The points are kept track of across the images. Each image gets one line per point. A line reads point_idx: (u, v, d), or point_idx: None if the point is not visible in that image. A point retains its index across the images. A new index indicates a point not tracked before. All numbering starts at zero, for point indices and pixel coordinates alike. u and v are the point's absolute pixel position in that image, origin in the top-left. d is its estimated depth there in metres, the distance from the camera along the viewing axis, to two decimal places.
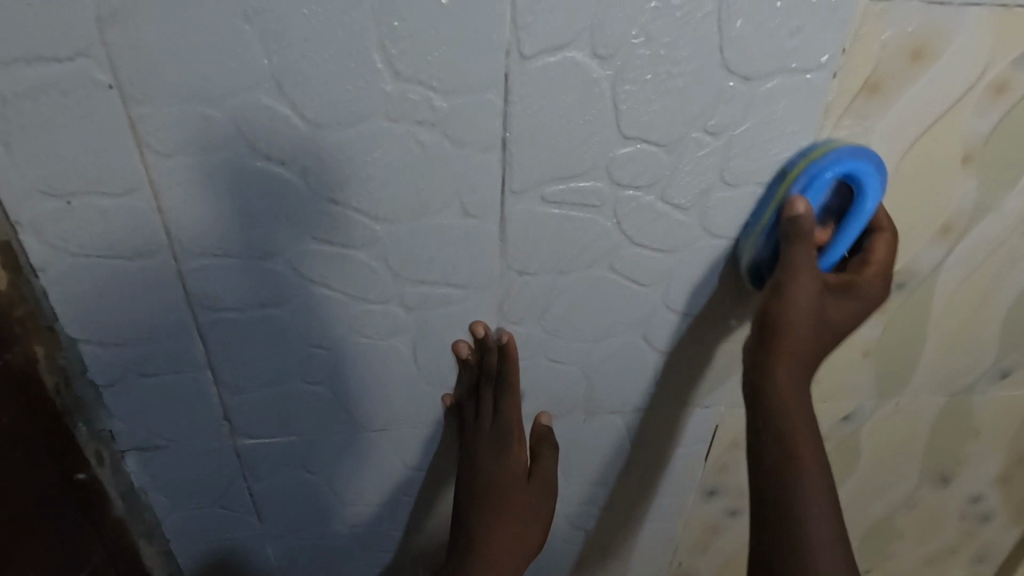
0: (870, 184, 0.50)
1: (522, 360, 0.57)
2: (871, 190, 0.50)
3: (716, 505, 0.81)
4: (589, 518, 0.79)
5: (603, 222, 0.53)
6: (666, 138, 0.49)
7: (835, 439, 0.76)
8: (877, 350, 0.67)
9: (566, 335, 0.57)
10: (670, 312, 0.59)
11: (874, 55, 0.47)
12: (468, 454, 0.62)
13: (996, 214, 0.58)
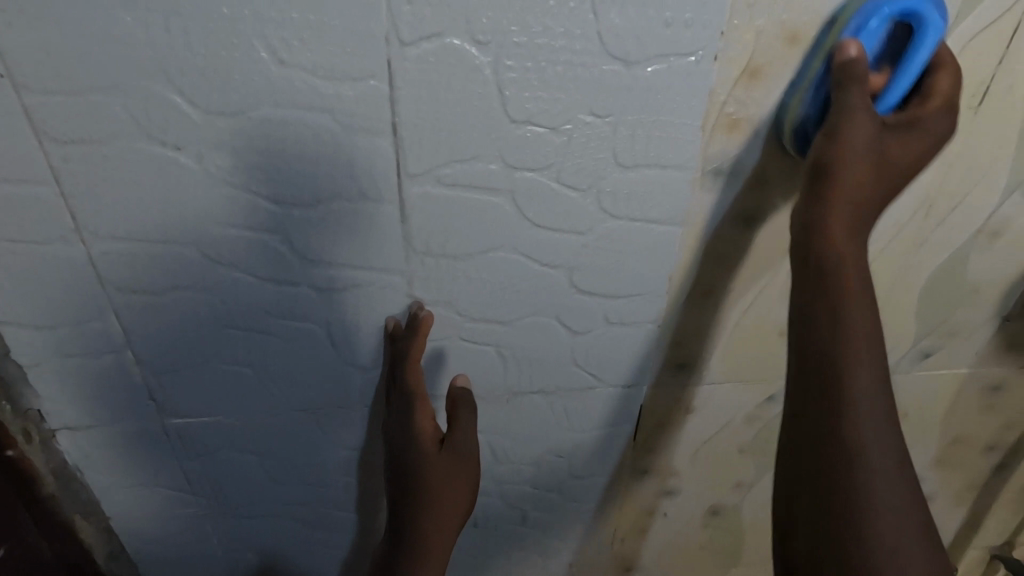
0: (932, 20, 0.46)
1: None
2: (932, 33, 0.46)
3: (650, 485, 0.83)
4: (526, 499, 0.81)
5: (502, 203, 0.55)
6: (554, 123, 0.51)
7: (763, 421, 0.78)
8: (792, 332, 0.69)
9: (482, 124, 0.49)
10: (578, 291, 0.61)
11: (751, 39, 0.49)
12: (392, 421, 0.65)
13: (895, 195, 0.59)
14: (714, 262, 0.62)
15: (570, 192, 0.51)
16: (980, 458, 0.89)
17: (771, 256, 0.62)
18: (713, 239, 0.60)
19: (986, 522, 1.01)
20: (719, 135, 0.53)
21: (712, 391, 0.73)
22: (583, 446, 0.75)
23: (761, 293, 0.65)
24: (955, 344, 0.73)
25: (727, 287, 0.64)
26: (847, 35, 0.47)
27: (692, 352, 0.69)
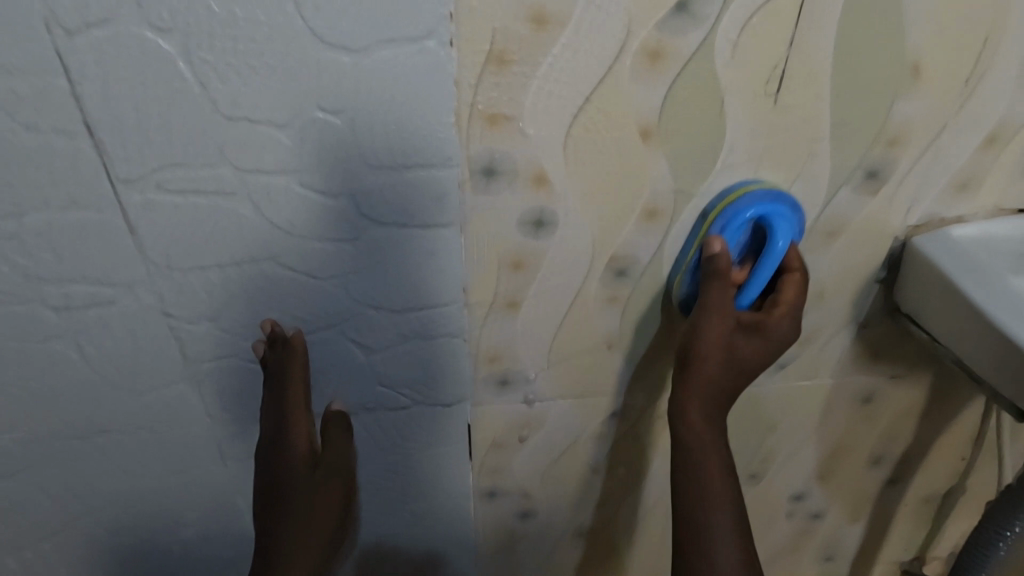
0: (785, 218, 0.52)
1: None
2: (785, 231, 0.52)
3: (504, 507, 0.77)
4: (366, 522, 0.76)
5: (242, 211, 0.49)
6: (278, 118, 0.45)
7: (613, 439, 0.72)
8: (622, 344, 0.63)
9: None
10: (361, 304, 0.56)
11: (487, 18, 0.42)
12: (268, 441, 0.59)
13: (704, 192, 0.53)
14: (512, 270, 0.56)
15: (424, 327, 0.55)
16: (869, 470, 0.83)
17: (576, 262, 0.56)
18: (502, 244, 0.54)
19: (892, 535, 0.94)
20: (479, 129, 0.47)
21: (549, 410, 0.67)
22: (410, 465, 0.70)
23: (577, 304, 0.59)
24: (813, 353, 0.67)
25: (534, 297, 0.58)
26: (714, 230, 0.53)
27: (513, 367, 0.63)
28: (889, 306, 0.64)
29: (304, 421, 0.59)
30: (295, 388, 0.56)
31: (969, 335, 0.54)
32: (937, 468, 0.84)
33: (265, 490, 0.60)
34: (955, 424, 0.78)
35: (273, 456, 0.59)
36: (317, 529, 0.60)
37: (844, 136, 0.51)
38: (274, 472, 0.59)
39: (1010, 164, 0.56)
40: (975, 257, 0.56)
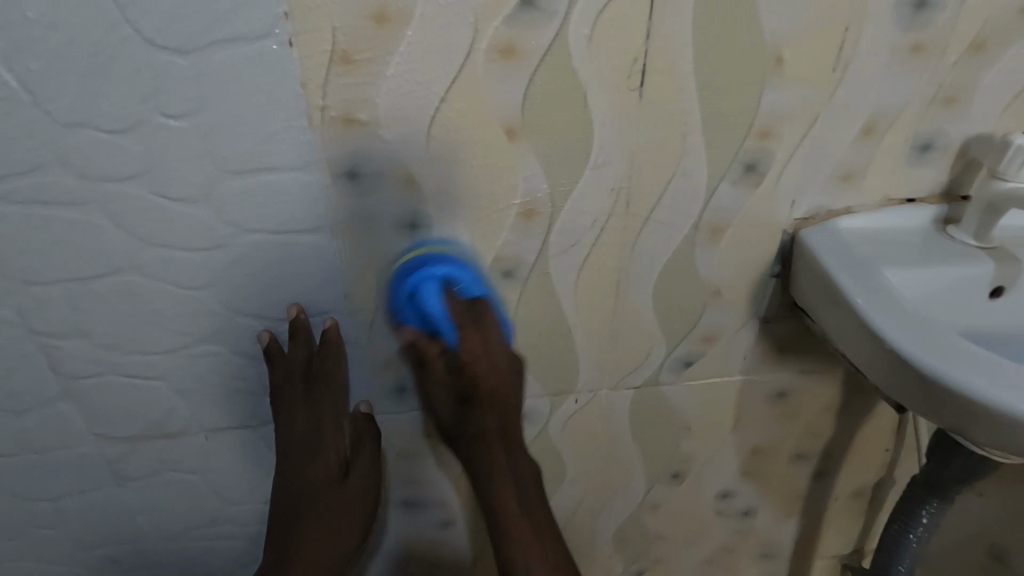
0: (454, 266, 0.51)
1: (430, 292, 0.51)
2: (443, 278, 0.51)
3: (422, 517, 0.75)
4: None
5: (98, 221, 0.48)
6: (120, 125, 0.44)
7: (525, 445, 0.70)
8: (519, 348, 0.62)
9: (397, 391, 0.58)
10: (239, 314, 0.54)
11: (325, 17, 0.41)
12: (303, 450, 0.61)
13: (581, 191, 0.52)
14: (393, 276, 0.54)
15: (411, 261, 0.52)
16: (794, 467, 0.82)
17: None
18: (378, 250, 0.52)
19: (828, 531, 0.94)
20: (334, 132, 0.46)
21: None
22: None
23: None
24: (718, 351, 0.67)
25: None
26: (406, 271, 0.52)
27: (408, 375, 0.61)
28: (787, 301, 0.63)
29: (333, 424, 0.61)
30: (324, 393, 0.59)
31: (842, 327, 0.54)
32: (863, 460, 0.84)
33: (296, 488, 0.61)
34: (873, 416, 0.78)
35: (309, 455, 0.61)
36: (341, 527, 0.63)
37: (715, 130, 0.51)
38: (302, 477, 0.61)
39: (890, 153, 0.56)
40: (857, 248, 0.56)
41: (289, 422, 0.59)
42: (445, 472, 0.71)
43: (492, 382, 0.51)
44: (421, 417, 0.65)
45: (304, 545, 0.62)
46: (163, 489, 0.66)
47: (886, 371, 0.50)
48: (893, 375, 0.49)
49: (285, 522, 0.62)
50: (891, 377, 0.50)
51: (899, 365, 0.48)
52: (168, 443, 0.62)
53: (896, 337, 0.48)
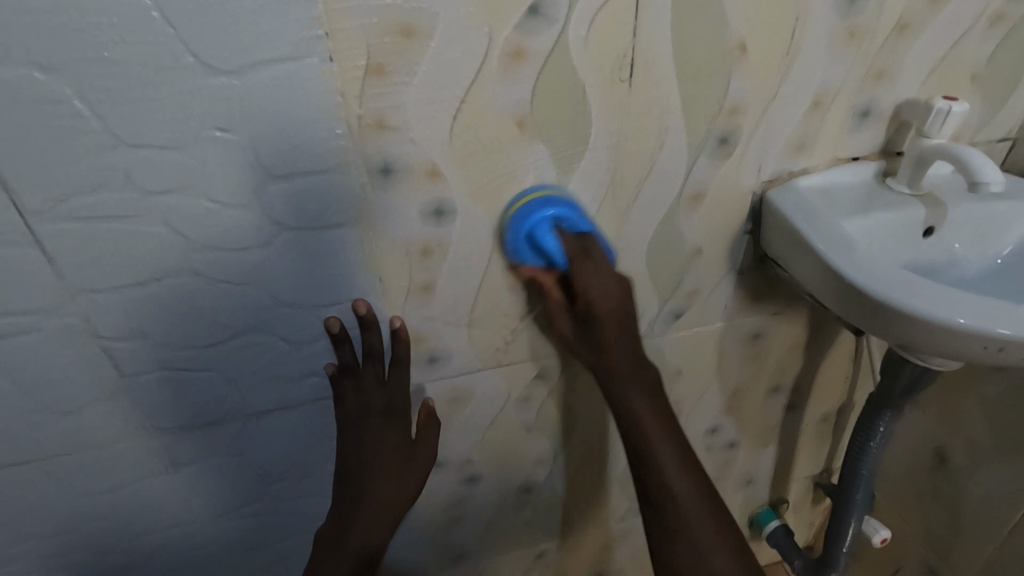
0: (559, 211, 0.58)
1: (545, 231, 0.58)
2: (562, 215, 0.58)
3: (448, 476, 0.84)
4: (320, 511, 0.81)
5: (155, 229, 0.52)
6: (177, 140, 0.48)
7: (538, 401, 0.79)
8: (532, 315, 0.70)
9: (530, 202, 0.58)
10: (284, 304, 0.60)
11: (360, 37, 0.47)
12: (378, 415, 0.64)
13: (581, 172, 0.60)
14: (421, 258, 0.61)
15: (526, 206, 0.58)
16: (769, 400, 0.94)
17: (478, 245, 0.62)
18: (408, 236, 0.59)
19: (800, 455, 1.07)
20: (368, 135, 0.52)
21: (476, 383, 0.74)
22: None
23: (485, 283, 0.65)
24: (701, 302, 0.76)
25: (445, 281, 0.63)
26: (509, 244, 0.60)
27: (435, 348, 0.69)
28: (758, 254, 0.73)
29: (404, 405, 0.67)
30: (401, 369, 0.65)
31: (808, 271, 0.64)
32: (827, 389, 0.97)
33: (365, 449, 0.64)
34: (833, 349, 0.90)
35: (382, 423, 0.65)
36: (395, 501, 0.63)
37: (692, 111, 0.60)
38: (375, 441, 0.64)
39: (836, 122, 0.65)
40: (815, 204, 0.65)
41: (366, 390, 0.64)
42: (469, 433, 0.79)
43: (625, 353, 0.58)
44: (447, 384, 0.73)
45: (375, 489, 0.63)
46: (214, 472, 0.72)
47: (846, 303, 0.60)
48: (852, 306, 0.60)
49: (358, 470, 0.64)
50: (850, 308, 0.60)
51: (853, 298, 0.59)
52: (220, 428, 0.68)
53: (851, 274, 0.58)
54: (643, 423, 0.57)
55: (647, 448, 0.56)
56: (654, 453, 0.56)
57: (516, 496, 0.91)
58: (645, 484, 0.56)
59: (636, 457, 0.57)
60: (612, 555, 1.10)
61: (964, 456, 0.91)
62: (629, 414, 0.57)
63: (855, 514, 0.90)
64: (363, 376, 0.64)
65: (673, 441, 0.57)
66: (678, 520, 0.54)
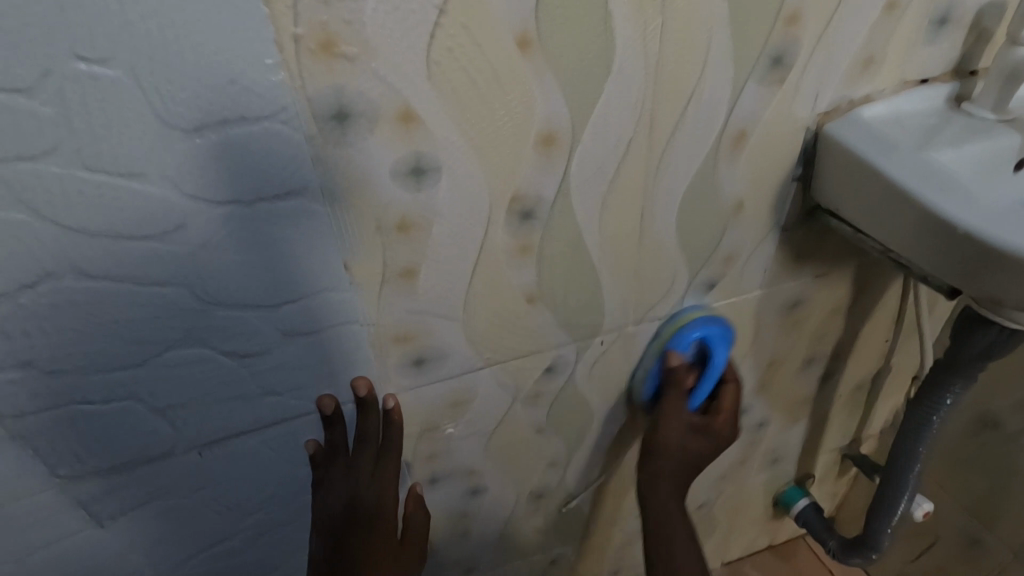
0: None
1: None
2: None
3: (448, 492, 0.71)
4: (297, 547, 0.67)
5: (17, 215, 0.37)
6: (25, 80, 0.33)
7: (551, 398, 0.66)
8: (542, 297, 0.56)
9: None
10: (220, 308, 0.45)
11: None
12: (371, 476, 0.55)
13: (602, 109, 0.46)
14: (398, 234, 0.46)
15: (687, 324, 0.64)
16: (804, 372, 0.83)
17: (473, 213, 0.47)
18: (380, 206, 0.44)
19: (831, 427, 0.97)
20: (313, 64, 0.37)
21: (476, 384, 0.60)
22: None
23: (482, 261, 0.51)
24: (740, 268, 0.64)
25: (433, 262, 0.49)
26: None
27: (424, 346, 0.55)
28: (807, 205, 0.61)
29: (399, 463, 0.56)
30: (395, 459, 0.55)
31: (891, 218, 0.51)
32: (865, 355, 0.86)
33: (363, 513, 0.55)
34: (877, 310, 0.79)
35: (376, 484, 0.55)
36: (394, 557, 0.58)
37: (741, 20, 0.46)
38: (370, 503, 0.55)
39: (909, 32, 0.52)
40: (888, 136, 0.53)
41: (353, 479, 0.54)
42: (470, 441, 0.66)
43: (678, 429, 0.63)
44: (442, 388, 0.59)
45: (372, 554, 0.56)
46: (157, 519, 0.57)
47: (944, 254, 0.48)
48: (953, 257, 0.47)
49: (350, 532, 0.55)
50: (950, 261, 0.48)
51: (959, 247, 0.46)
52: (156, 470, 0.53)
53: (958, 218, 0.46)
54: (656, 470, 0.63)
55: (670, 550, 0.59)
56: (670, 556, 0.59)
57: (527, 503, 0.79)
58: (656, 546, 0.60)
59: (659, 529, 0.61)
60: (631, 550, 1.00)
61: (1017, 421, 0.82)
62: (651, 473, 0.63)
63: (907, 489, 0.81)
64: (351, 464, 0.54)
65: (684, 526, 0.61)
66: (669, 532, 0.60)
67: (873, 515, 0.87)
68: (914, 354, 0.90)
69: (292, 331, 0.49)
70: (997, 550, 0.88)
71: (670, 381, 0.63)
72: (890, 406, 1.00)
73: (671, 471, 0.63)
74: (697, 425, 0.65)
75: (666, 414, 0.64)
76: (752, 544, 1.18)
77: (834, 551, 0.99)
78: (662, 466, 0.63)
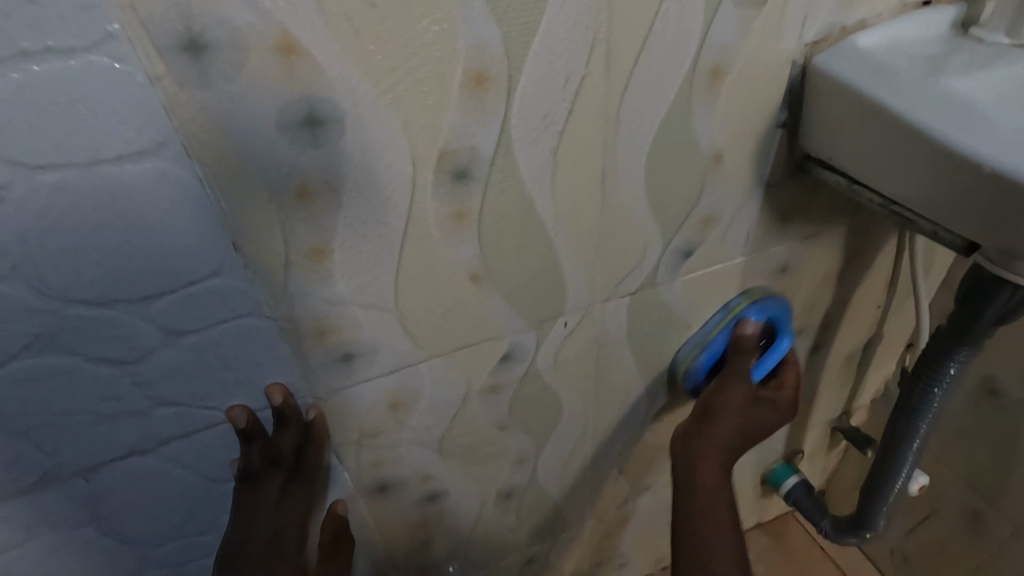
0: None
1: None
2: None
3: (402, 499, 0.63)
4: None
5: None
6: None
7: (510, 390, 0.58)
8: (491, 274, 0.48)
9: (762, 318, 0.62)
10: (73, 305, 0.36)
11: None
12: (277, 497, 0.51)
13: (545, 37, 0.37)
14: (298, 203, 0.37)
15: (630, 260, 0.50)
16: (792, 345, 0.76)
17: (393, 173, 0.39)
18: (269, 169, 0.35)
19: (820, 401, 0.91)
20: None
21: (422, 377, 0.52)
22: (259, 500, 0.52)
23: (411, 233, 0.42)
24: (720, 232, 0.56)
25: (349, 236, 0.40)
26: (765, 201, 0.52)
27: (352, 338, 0.46)
28: (795, 156, 0.53)
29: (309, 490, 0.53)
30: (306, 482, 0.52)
31: (899, 160, 0.43)
32: (856, 322, 0.80)
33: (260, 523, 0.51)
34: (870, 273, 0.72)
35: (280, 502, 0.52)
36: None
37: None
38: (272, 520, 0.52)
39: None
40: (889, 66, 0.45)
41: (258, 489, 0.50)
42: (422, 442, 0.58)
43: (728, 429, 0.55)
44: (382, 384, 0.51)
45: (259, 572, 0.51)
46: (47, 554, 0.49)
47: (966, 199, 0.40)
48: (977, 202, 0.40)
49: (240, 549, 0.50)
50: (974, 206, 0.40)
51: (987, 190, 0.38)
52: (32, 499, 0.44)
53: (984, 152, 0.38)
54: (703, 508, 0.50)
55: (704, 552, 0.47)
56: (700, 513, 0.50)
57: (496, 505, 0.71)
58: (685, 502, 0.52)
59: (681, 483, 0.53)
60: (613, 541, 0.94)
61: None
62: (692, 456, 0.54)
63: (907, 466, 0.75)
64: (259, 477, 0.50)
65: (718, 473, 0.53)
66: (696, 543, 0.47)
67: (869, 494, 0.81)
68: (907, 320, 0.84)
69: (177, 330, 0.40)
70: (997, 521, 0.85)
71: (733, 347, 0.60)
72: (881, 376, 0.94)
73: (707, 484, 0.52)
74: (763, 396, 0.58)
75: (726, 381, 0.58)
76: (741, 525, 1.13)
77: (826, 531, 0.93)
78: (705, 448, 0.54)
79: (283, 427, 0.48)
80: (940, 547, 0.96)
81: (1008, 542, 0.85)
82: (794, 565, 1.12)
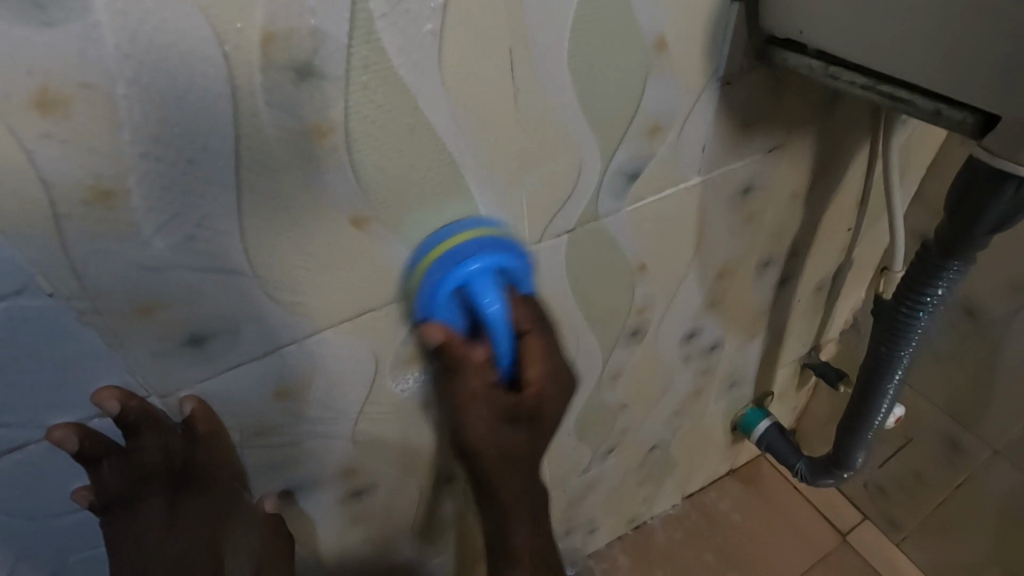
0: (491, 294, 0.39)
1: None
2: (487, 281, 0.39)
3: (325, 501, 0.52)
4: None
5: None
6: None
7: (434, 360, 0.48)
8: (381, 214, 0.37)
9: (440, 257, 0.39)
10: None
11: None
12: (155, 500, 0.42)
13: None
14: (42, 115, 0.25)
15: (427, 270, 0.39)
16: (759, 279, 0.68)
17: (197, 68, 0.27)
18: None
19: (789, 338, 0.85)
20: None
21: (314, 355, 0.41)
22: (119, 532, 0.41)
23: (248, 158, 0.30)
24: (671, 144, 0.46)
25: (148, 168, 0.28)
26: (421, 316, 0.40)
27: (198, 310, 0.35)
28: (756, 40, 0.42)
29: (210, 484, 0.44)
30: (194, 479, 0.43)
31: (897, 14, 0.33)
32: (825, 249, 0.72)
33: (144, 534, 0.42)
34: (839, 190, 0.64)
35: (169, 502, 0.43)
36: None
37: None
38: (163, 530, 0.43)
39: None
40: None
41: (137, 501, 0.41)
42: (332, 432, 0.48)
43: (484, 426, 0.40)
44: (258, 368, 0.40)
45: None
46: None
47: (988, 53, 0.31)
48: (1002, 54, 0.31)
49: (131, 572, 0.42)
50: (997, 60, 0.31)
51: (1019, 34, 0.30)
52: None
53: None
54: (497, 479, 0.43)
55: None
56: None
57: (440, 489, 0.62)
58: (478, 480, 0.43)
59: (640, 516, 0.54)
60: (581, 508, 0.87)
61: (1003, 303, 0.72)
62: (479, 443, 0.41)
63: (887, 400, 0.69)
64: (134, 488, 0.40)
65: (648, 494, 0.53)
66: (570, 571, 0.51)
67: (848, 432, 0.75)
68: (877, 242, 0.77)
69: None
70: (977, 445, 0.82)
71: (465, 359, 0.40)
72: (851, 305, 0.88)
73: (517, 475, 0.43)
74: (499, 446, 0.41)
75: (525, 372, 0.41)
76: (712, 473, 1.08)
77: (801, 473, 0.88)
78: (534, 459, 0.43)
79: (140, 432, 0.37)
80: (915, 476, 0.93)
81: (991, 464, 0.81)
82: (768, 508, 1.08)
